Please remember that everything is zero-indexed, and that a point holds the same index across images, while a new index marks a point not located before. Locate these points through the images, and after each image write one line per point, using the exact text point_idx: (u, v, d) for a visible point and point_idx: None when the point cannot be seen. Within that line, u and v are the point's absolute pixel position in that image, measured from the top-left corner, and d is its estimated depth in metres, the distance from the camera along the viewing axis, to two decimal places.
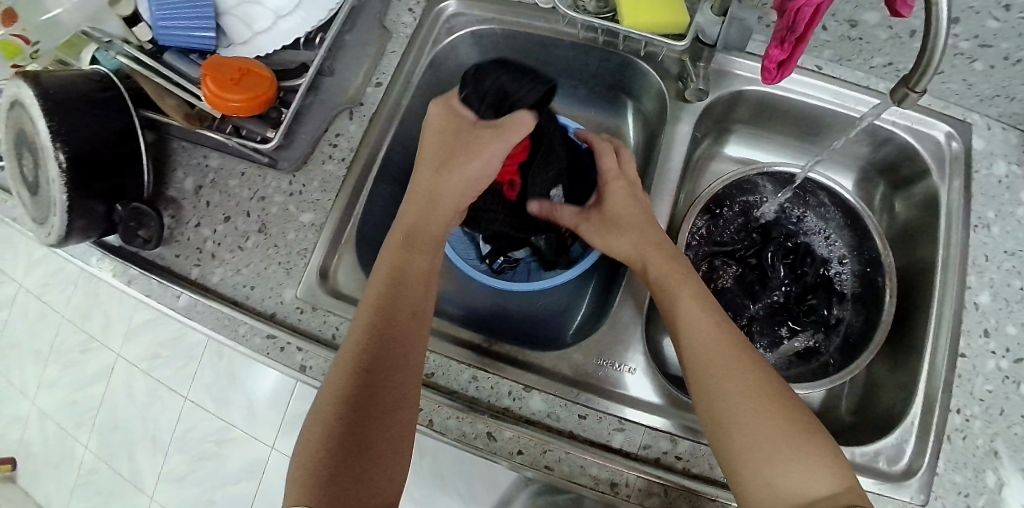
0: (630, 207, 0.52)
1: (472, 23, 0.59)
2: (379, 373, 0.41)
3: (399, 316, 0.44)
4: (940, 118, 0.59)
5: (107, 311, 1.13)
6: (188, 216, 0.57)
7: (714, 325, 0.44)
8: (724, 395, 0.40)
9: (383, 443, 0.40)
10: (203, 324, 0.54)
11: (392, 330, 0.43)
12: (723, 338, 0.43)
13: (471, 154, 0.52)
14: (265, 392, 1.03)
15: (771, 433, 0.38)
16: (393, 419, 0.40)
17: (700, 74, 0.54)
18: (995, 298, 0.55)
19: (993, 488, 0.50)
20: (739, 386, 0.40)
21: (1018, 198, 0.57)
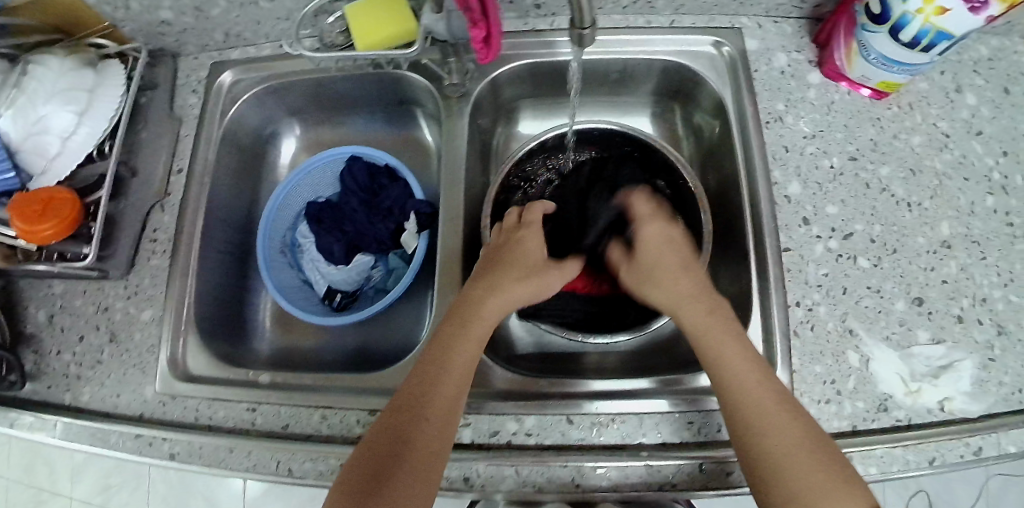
0: (659, 254, 0.55)
1: (251, 85, 0.64)
2: (417, 420, 0.42)
3: (441, 392, 0.44)
4: (706, 32, 0.64)
5: (45, 460, 1.07)
6: (49, 347, 0.61)
7: (744, 359, 0.45)
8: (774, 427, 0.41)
9: (393, 486, 0.39)
10: (77, 445, 0.56)
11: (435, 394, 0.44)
12: (751, 368, 0.44)
13: (518, 256, 0.55)
14: (223, 489, 1.01)
15: (816, 473, 0.38)
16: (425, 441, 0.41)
17: (453, 69, 0.59)
18: (806, 185, 0.57)
19: (860, 366, 0.52)
20: (773, 426, 0.41)
21: (806, 81, 0.62)
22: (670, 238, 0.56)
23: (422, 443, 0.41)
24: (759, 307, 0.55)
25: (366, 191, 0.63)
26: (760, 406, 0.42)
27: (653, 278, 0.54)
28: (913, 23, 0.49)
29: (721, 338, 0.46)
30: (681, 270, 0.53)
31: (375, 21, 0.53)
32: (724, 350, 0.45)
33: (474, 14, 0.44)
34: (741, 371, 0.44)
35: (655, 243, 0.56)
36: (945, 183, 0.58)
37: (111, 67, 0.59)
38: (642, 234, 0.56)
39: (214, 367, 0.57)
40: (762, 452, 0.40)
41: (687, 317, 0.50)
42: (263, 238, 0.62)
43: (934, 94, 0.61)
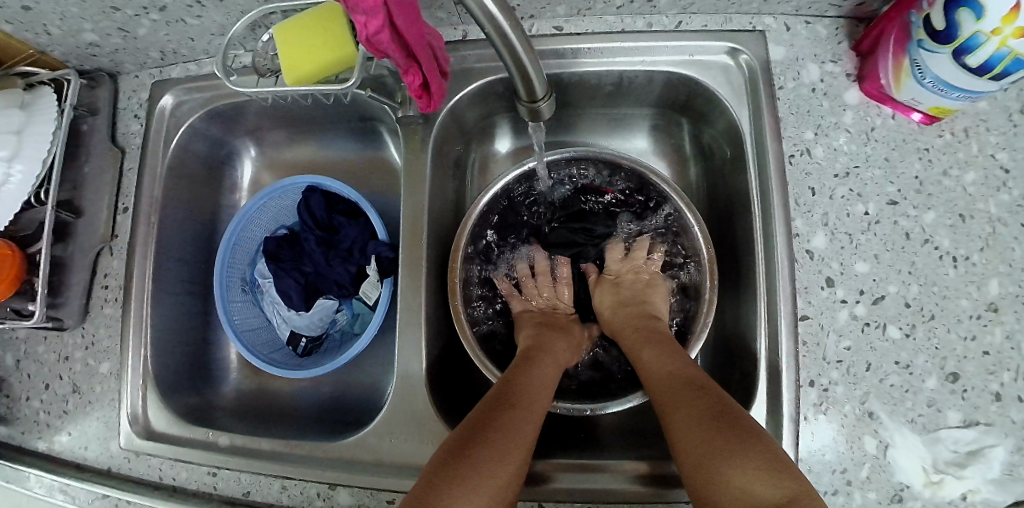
0: (623, 293, 0.57)
1: (196, 109, 0.58)
2: (518, 411, 0.42)
3: (533, 396, 0.44)
4: (720, 36, 0.53)
5: None
6: (18, 393, 0.59)
7: (662, 354, 0.48)
8: (674, 408, 0.41)
9: (487, 459, 0.37)
10: (50, 499, 0.55)
11: (523, 394, 0.44)
12: (667, 359, 0.47)
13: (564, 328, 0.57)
14: None
15: (709, 441, 0.37)
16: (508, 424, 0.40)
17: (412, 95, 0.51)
18: (833, 237, 0.49)
19: (877, 454, 0.46)
20: (675, 407, 0.41)
21: (841, 101, 0.52)
22: (615, 288, 0.58)
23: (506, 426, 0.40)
24: (766, 381, 0.49)
25: (324, 227, 0.58)
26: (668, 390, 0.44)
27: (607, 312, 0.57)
28: (985, 46, 0.39)
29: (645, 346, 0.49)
30: (624, 295, 0.57)
31: (306, 45, 0.45)
32: (644, 355, 0.49)
33: (400, 63, 0.37)
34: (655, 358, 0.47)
35: (612, 291, 0.58)
36: (999, 231, 0.49)
37: (41, 99, 0.54)
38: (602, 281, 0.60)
39: (174, 425, 0.54)
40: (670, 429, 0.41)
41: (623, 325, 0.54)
42: (220, 279, 0.57)
43: (995, 115, 0.51)
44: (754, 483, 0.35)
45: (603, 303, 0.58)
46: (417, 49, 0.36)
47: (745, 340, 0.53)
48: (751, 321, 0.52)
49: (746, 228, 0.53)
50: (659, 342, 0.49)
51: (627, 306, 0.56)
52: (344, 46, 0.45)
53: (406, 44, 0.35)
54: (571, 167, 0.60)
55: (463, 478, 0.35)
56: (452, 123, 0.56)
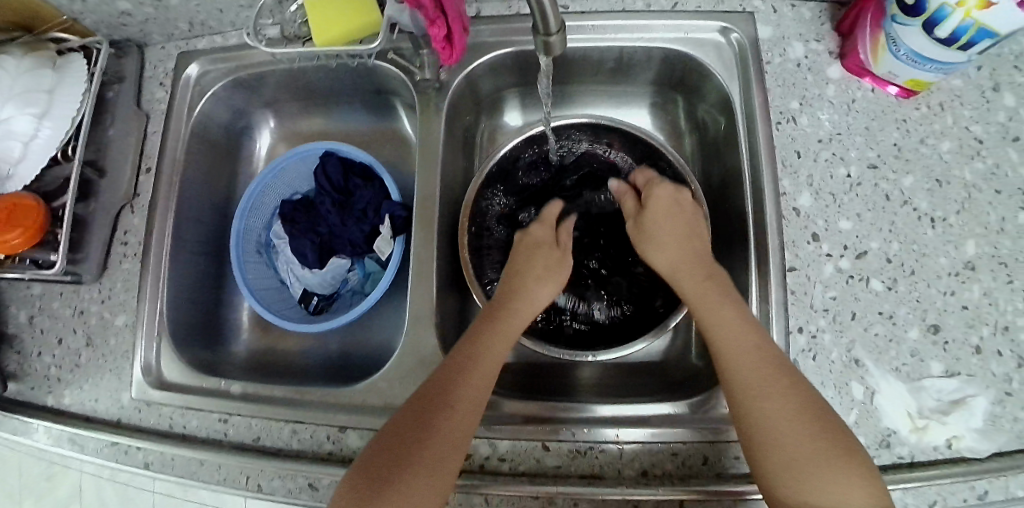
0: (667, 223, 0.54)
1: (220, 77, 0.61)
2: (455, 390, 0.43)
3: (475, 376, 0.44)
4: (712, 16, 0.57)
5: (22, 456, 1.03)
6: (30, 348, 0.61)
7: (746, 328, 0.45)
8: (769, 400, 0.41)
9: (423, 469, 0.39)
10: (59, 449, 0.56)
11: (462, 381, 0.44)
12: (750, 336, 0.44)
13: (527, 253, 0.56)
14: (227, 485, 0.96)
15: (817, 455, 0.39)
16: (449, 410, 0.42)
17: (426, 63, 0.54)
18: (818, 196, 0.52)
19: (864, 400, 0.49)
20: (769, 398, 0.41)
21: (825, 76, 0.56)
22: (678, 205, 0.55)
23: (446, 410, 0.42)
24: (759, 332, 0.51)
25: (340, 191, 0.60)
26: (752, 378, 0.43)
27: (659, 238, 0.54)
28: (952, 18, 0.43)
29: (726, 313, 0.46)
30: (678, 234, 0.53)
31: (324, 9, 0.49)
32: (718, 327, 0.46)
33: (428, 12, 0.41)
34: (734, 335, 0.45)
35: (665, 212, 0.54)
36: (975, 196, 0.53)
37: (73, 62, 0.57)
38: (652, 198, 0.56)
39: (186, 375, 0.55)
40: (761, 421, 0.41)
41: (688, 280, 0.50)
42: (237, 237, 0.59)
43: (968, 92, 0.55)
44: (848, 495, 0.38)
45: (660, 224, 0.54)
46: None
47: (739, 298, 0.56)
48: (744, 279, 0.55)
49: (738, 192, 0.57)
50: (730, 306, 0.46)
51: (686, 254, 0.52)
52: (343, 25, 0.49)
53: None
54: (587, 138, 0.63)
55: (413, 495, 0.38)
56: (464, 93, 0.59)
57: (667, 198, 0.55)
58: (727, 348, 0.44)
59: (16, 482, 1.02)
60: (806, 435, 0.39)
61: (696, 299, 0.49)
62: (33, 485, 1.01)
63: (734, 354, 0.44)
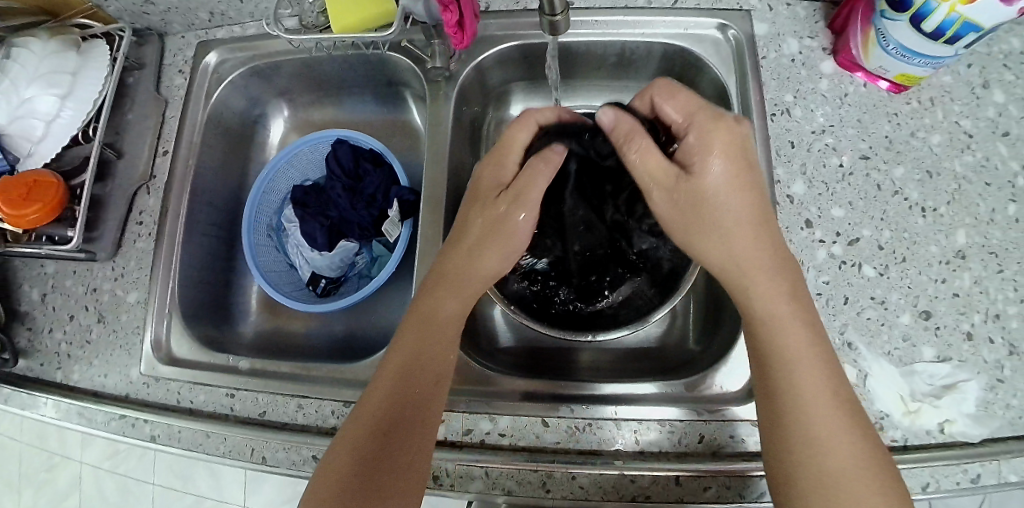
0: (727, 192, 0.41)
1: (237, 66, 0.63)
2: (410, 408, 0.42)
3: (423, 385, 0.43)
4: (710, 13, 0.60)
5: (20, 445, 1.03)
6: (42, 325, 0.62)
7: (817, 361, 0.40)
8: (831, 432, 0.38)
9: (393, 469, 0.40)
10: (66, 423, 0.57)
11: (414, 395, 0.43)
12: (820, 367, 0.40)
13: (470, 210, 0.49)
14: (226, 475, 0.96)
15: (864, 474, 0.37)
16: (407, 431, 0.42)
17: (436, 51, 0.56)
18: (811, 185, 0.54)
19: (857, 382, 0.50)
20: (830, 433, 0.38)
21: (818, 71, 0.58)
22: (738, 167, 0.41)
23: (409, 429, 0.42)
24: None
25: (350, 176, 0.62)
26: (823, 413, 0.38)
27: (718, 209, 0.41)
28: (937, 11, 0.45)
29: (785, 314, 0.41)
30: (749, 217, 0.41)
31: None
32: (793, 349, 0.40)
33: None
34: (806, 364, 0.40)
35: (730, 171, 0.41)
36: (965, 188, 0.54)
37: (97, 47, 0.59)
38: (706, 148, 0.41)
39: (195, 351, 0.57)
40: (831, 465, 0.37)
41: (762, 284, 0.41)
42: (249, 220, 0.61)
43: (958, 89, 0.57)
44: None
45: (719, 193, 0.41)
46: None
47: None
48: None
49: None
50: (805, 323, 0.41)
51: (762, 250, 0.41)
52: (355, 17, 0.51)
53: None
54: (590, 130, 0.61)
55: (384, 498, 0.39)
56: (472, 83, 0.62)
57: (739, 156, 0.41)
58: (799, 378, 0.39)
59: (15, 471, 1.03)
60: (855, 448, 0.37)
61: (767, 318, 0.41)
62: (32, 474, 1.02)
63: (807, 384, 0.39)
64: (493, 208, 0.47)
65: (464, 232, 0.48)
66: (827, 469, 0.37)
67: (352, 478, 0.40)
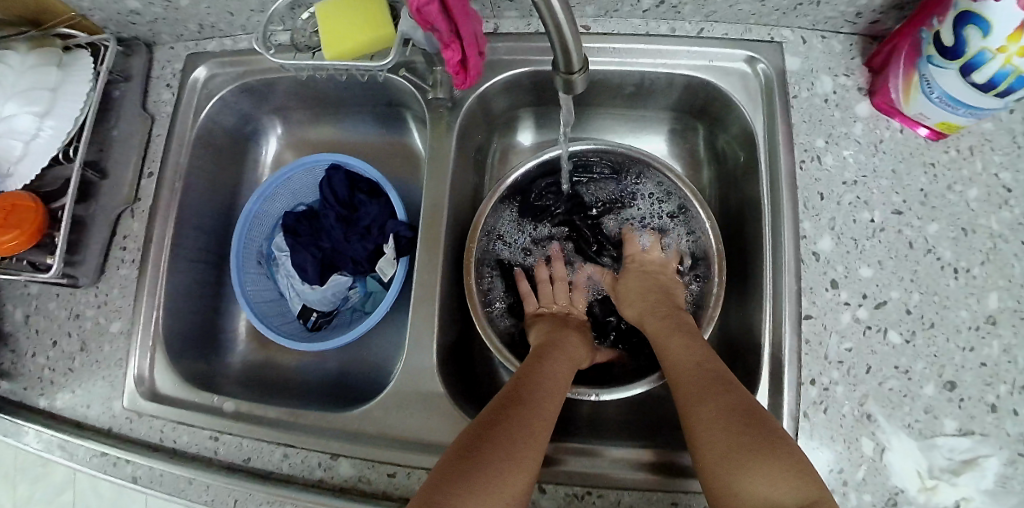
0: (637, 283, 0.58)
1: (228, 82, 0.60)
2: (529, 406, 0.42)
3: (542, 397, 0.44)
4: (737, 45, 0.56)
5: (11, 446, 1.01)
6: (24, 348, 0.60)
7: (689, 348, 0.47)
8: (697, 399, 0.42)
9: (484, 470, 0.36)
10: (46, 455, 0.55)
11: (533, 396, 0.44)
12: (695, 353, 0.46)
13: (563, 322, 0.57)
14: None
15: (737, 444, 0.38)
16: (525, 421, 0.41)
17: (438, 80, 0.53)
18: (839, 241, 0.51)
19: (873, 456, 0.47)
20: (700, 397, 0.42)
21: (852, 113, 0.54)
22: (653, 284, 0.57)
23: (525, 422, 0.41)
24: (768, 378, 0.50)
25: (345, 205, 0.59)
26: (688, 385, 0.43)
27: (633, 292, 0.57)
28: (990, 63, 0.40)
29: (658, 324, 0.51)
30: (646, 286, 0.56)
31: (337, 21, 0.47)
32: (671, 344, 0.48)
33: (443, 36, 0.39)
34: (677, 351, 0.47)
35: (638, 278, 0.58)
36: (1000, 247, 0.50)
37: (78, 60, 0.55)
38: (626, 272, 0.59)
39: (180, 388, 0.54)
40: (697, 418, 0.41)
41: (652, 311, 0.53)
42: (237, 249, 0.58)
43: (1000, 136, 0.53)
44: (772, 490, 0.36)
45: (632, 286, 0.57)
46: (462, 25, 0.38)
47: (750, 339, 0.54)
48: (756, 321, 0.53)
49: (755, 227, 0.55)
50: (678, 328, 0.50)
51: (651, 294, 0.55)
52: (342, 44, 0.47)
53: (451, 18, 0.38)
54: (605, 165, 0.62)
55: (490, 467, 0.36)
56: (478, 110, 0.58)
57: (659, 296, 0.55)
58: (672, 361, 0.47)
59: None
60: (714, 398, 0.41)
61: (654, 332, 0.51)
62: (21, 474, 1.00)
63: (677, 364, 0.46)
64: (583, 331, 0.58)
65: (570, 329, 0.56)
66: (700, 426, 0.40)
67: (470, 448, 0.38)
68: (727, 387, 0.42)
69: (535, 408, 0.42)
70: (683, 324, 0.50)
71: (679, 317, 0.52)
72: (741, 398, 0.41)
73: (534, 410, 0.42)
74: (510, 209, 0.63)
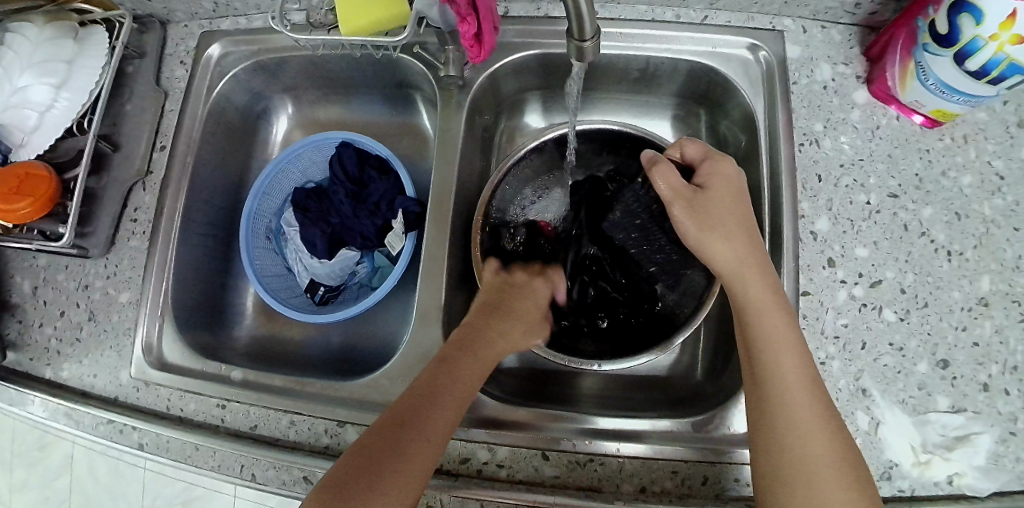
0: (726, 213, 0.47)
1: (241, 59, 0.61)
2: (430, 410, 0.41)
3: (447, 398, 0.43)
4: (739, 32, 0.57)
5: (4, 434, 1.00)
6: (31, 319, 0.60)
7: (801, 362, 0.41)
8: (808, 434, 0.39)
9: (382, 490, 0.37)
10: (54, 424, 0.55)
11: (438, 400, 0.42)
12: (805, 370, 0.41)
13: (512, 297, 0.54)
14: None
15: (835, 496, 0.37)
16: (423, 433, 0.40)
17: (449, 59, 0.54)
18: (835, 221, 0.52)
19: (868, 430, 0.48)
20: (810, 431, 0.39)
21: (850, 100, 0.56)
22: (743, 235, 0.46)
23: (423, 431, 0.40)
24: None
25: (354, 182, 0.60)
26: (802, 414, 0.39)
27: (720, 228, 0.47)
28: (983, 51, 0.42)
29: (761, 302, 0.43)
30: (741, 234, 0.46)
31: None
32: (779, 349, 0.42)
33: (460, 7, 0.41)
34: (785, 361, 0.41)
35: (725, 205, 0.48)
36: (992, 231, 0.52)
37: (95, 34, 0.56)
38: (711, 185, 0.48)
39: (186, 358, 0.55)
40: (801, 455, 0.38)
41: (755, 285, 0.44)
42: (247, 222, 0.59)
43: (993, 126, 0.55)
44: None
45: (722, 213, 0.47)
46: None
47: None
48: None
49: (755, 209, 0.57)
50: (787, 325, 0.43)
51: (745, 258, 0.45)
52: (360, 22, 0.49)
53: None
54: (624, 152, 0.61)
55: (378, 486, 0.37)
56: (487, 92, 0.59)
57: (751, 250, 0.46)
58: (779, 369, 0.41)
59: None
60: (823, 441, 0.39)
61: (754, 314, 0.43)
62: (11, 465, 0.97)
63: (785, 380, 0.41)
64: (523, 302, 0.55)
65: (513, 309, 0.53)
66: (792, 461, 0.39)
67: (364, 467, 0.38)
68: (830, 424, 0.40)
69: (435, 414, 0.41)
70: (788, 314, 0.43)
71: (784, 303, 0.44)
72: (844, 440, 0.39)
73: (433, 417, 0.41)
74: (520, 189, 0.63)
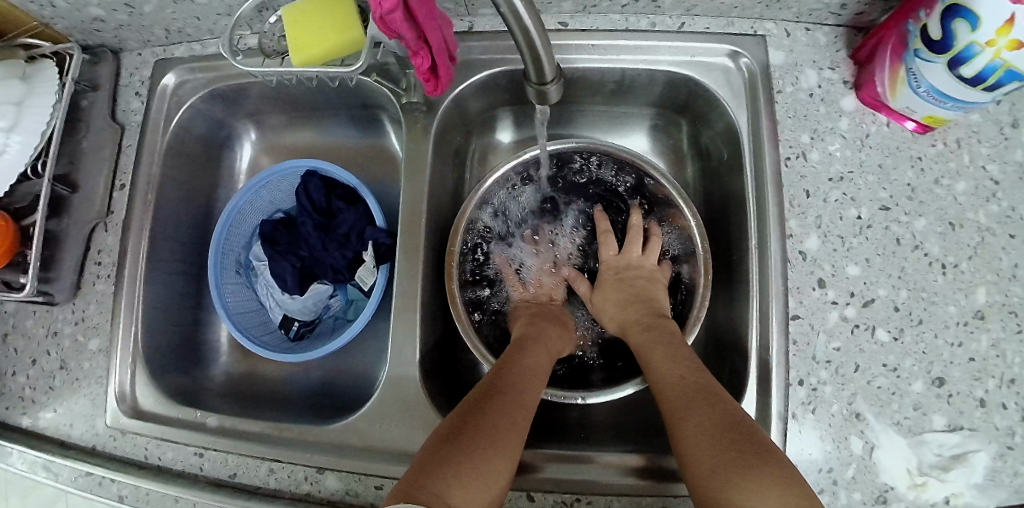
0: (613, 294, 0.56)
1: (198, 89, 0.58)
2: (509, 397, 0.42)
3: (517, 389, 0.43)
4: (719, 39, 0.54)
5: None
6: (4, 367, 0.57)
7: (679, 362, 0.45)
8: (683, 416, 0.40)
9: (468, 455, 0.35)
10: (31, 476, 0.54)
11: (511, 388, 0.43)
12: (681, 366, 0.44)
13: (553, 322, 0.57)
14: None
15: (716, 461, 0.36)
16: (504, 412, 0.40)
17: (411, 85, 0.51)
18: (825, 239, 0.50)
19: (862, 455, 0.47)
20: (684, 414, 0.40)
21: (838, 108, 0.53)
22: (631, 300, 0.54)
23: (503, 412, 0.40)
24: (756, 380, 0.49)
25: (322, 212, 0.58)
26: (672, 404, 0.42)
27: (609, 306, 0.55)
28: (980, 57, 0.39)
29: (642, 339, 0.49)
30: (625, 297, 0.54)
31: (306, 28, 0.46)
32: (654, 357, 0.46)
33: (410, 43, 0.39)
34: (658, 363, 0.46)
35: (614, 287, 0.56)
36: (988, 241, 0.50)
37: (41, 71, 0.53)
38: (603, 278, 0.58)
39: (162, 404, 0.53)
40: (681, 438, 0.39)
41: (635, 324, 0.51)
42: (215, 260, 0.57)
43: (987, 127, 0.52)
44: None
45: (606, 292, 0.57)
46: (428, 30, 0.38)
47: (737, 337, 0.54)
48: (743, 319, 0.53)
49: (740, 224, 0.55)
50: (669, 343, 0.47)
51: (631, 303, 0.53)
52: (310, 50, 0.46)
53: (417, 25, 0.37)
54: (601, 163, 0.60)
55: (466, 447, 0.36)
56: (456, 112, 0.57)
57: (642, 306, 0.53)
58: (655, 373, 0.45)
59: None
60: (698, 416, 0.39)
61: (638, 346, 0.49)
62: None
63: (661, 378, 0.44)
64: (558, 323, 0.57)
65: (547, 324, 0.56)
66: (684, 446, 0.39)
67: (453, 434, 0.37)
68: (714, 403, 0.40)
69: (511, 400, 0.42)
70: (667, 334, 0.48)
71: (662, 328, 0.49)
72: (728, 414, 0.39)
73: (509, 402, 0.41)
74: (497, 203, 0.62)
